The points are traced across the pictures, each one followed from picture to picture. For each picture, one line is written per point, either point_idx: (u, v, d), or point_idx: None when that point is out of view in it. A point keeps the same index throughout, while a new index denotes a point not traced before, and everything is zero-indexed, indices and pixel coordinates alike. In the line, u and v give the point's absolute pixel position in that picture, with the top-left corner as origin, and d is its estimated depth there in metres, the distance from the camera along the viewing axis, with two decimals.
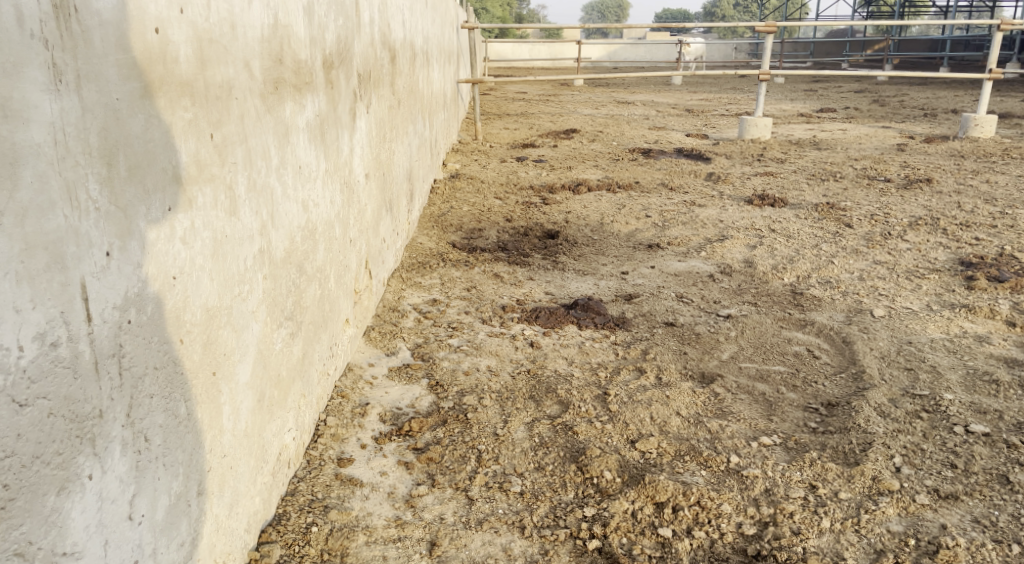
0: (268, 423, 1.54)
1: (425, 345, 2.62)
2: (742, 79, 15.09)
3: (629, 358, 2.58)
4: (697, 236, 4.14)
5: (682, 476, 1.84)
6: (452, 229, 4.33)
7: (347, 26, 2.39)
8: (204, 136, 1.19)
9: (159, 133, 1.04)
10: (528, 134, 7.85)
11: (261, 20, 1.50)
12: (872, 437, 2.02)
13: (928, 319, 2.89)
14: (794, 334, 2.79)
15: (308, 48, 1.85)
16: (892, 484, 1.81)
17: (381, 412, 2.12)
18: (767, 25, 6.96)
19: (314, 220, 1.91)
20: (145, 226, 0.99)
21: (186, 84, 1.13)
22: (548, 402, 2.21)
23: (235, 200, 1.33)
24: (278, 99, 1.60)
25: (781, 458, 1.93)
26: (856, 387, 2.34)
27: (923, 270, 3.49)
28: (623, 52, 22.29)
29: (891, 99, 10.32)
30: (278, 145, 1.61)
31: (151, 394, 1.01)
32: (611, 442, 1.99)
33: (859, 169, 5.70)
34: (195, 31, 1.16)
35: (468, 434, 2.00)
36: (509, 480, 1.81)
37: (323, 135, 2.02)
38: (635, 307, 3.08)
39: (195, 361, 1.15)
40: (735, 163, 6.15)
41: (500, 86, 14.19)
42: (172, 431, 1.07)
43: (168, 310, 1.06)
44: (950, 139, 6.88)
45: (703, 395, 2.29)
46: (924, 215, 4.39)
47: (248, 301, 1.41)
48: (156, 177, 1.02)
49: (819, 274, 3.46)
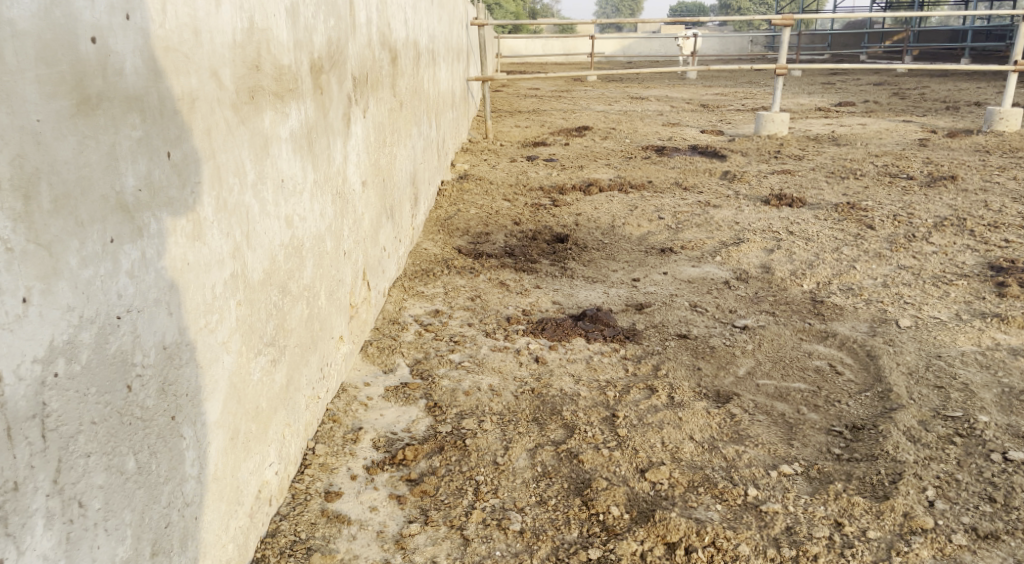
0: (243, 461, 1.42)
1: (424, 362, 2.49)
2: (759, 73, 14.81)
3: (640, 374, 2.43)
4: (712, 239, 3.97)
5: (696, 512, 1.71)
6: (458, 233, 4.20)
7: (340, 27, 2.26)
8: (158, 156, 1.07)
9: (98, 156, 0.91)
10: (539, 132, 7.70)
11: (234, 22, 1.37)
12: (901, 466, 1.87)
13: (957, 330, 2.72)
14: (814, 347, 2.64)
15: (291, 52, 1.73)
16: (926, 521, 1.66)
17: (375, 438, 2.00)
18: (785, 18, 6.76)
19: (300, 237, 1.79)
20: (78, 263, 0.86)
21: (134, 98, 1.00)
22: (552, 426, 2.08)
23: (200, 222, 1.21)
24: (254, 109, 1.48)
25: (803, 491, 1.80)
26: (882, 408, 2.19)
27: (950, 275, 3.32)
28: (638, 47, 21.98)
29: (912, 92, 10.05)
30: (256, 159, 1.49)
31: (88, 452, 0.89)
32: (619, 472, 1.86)
33: (880, 166, 5.51)
34: (146, 39, 1.03)
35: (466, 463, 1.87)
36: (508, 517, 1.68)
37: (310, 144, 1.89)
38: (646, 318, 2.94)
39: (148, 408, 1.03)
40: (752, 161, 5.97)
41: (512, 83, 14.02)
42: (117, 490, 0.95)
43: (110, 355, 0.93)
44: (974, 133, 6.65)
45: (719, 417, 2.15)
46: (950, 215, 4.21)
47: (218, 331, 1.29)
48: (94, 207, 0.90)
49: (840, 281, 3.30)
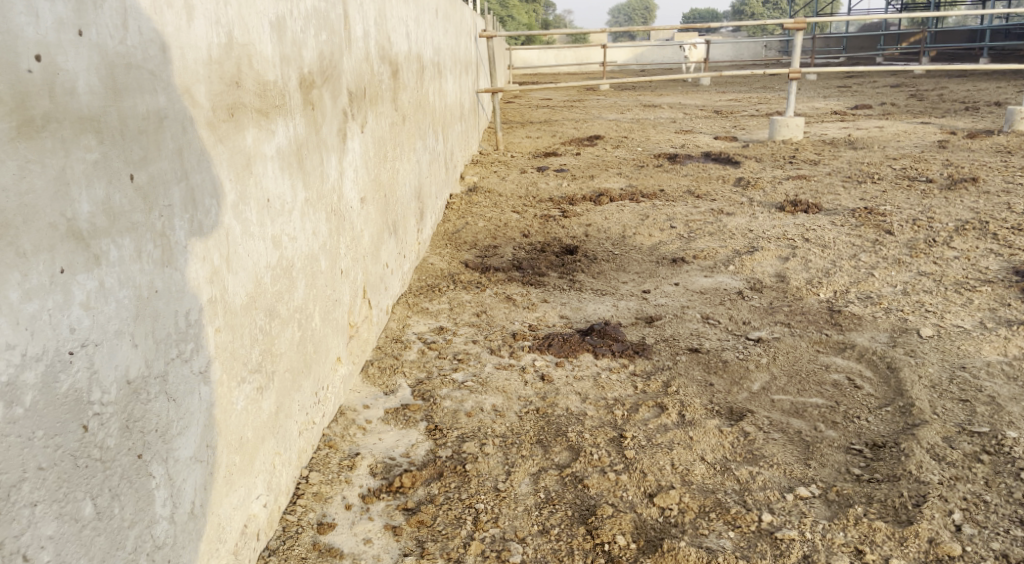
0: (226, 496, 1.36)
1: (427, 382, 2.42)
2: (773, 78, 14.66)
3: (650, 392, 2.34)
4: (725, 248, 3.87)
5: (707, 540, 1.62)
6: (466, 247, 4.14)
7: (333, 41, 2.21)
8: (119, 178, 1.01)
9: (43, 181, 0.86)
10: (550, 143, 7.64)
11: (209, 37, 1.31)
12: (925, 488, 1.76)
13: (983, 339, 2.60)
14: (832, 360, 2.53)
15: (277, 68, 1.67)
16: (954, 548, 1.56)
17: (372, 464, 1.93)
18: (796, 21, 6.67)
19: (289, 257, 1.73)
20: (20, 297, 0.82)
21: (88, 118, 0.95)
22: (557, 448, 1.99)
23: (171, 248, 1.15)
24: (235, 126, 1.42)
25: (821, 515, 1.70)
26: (904, 424, 2.08)
27: (974, 281, 3.19)
28: (651, 54, 21.85)
29: (930, 93, 9.88)
30: (236, 179, 1.43)
31: (33, 502, 0.85)
32: (626, 497, 1.77)
33: (898, 169, 5.38)
34: (105, 57, 0.98)
35: (465, 490, 1.80)
36: (508, 548, 1.60)
37: (300, 160, 1.83)
38: (657, 332, 2.85)
39: (109, 448, 0.98)
40: (766, 167, 5.86)
41: (524, 94, 13.98)
42: (70, 539, 0.91)
43: (61, 395, 0.89)
44: (994, 133, 6.50)
45: (732, 435, 2.05)
46: (971, 218, 4.08)
47: (194, 361, 1.22)
48: (39, 235, 0.85)
49: (858, 289, 3.19)
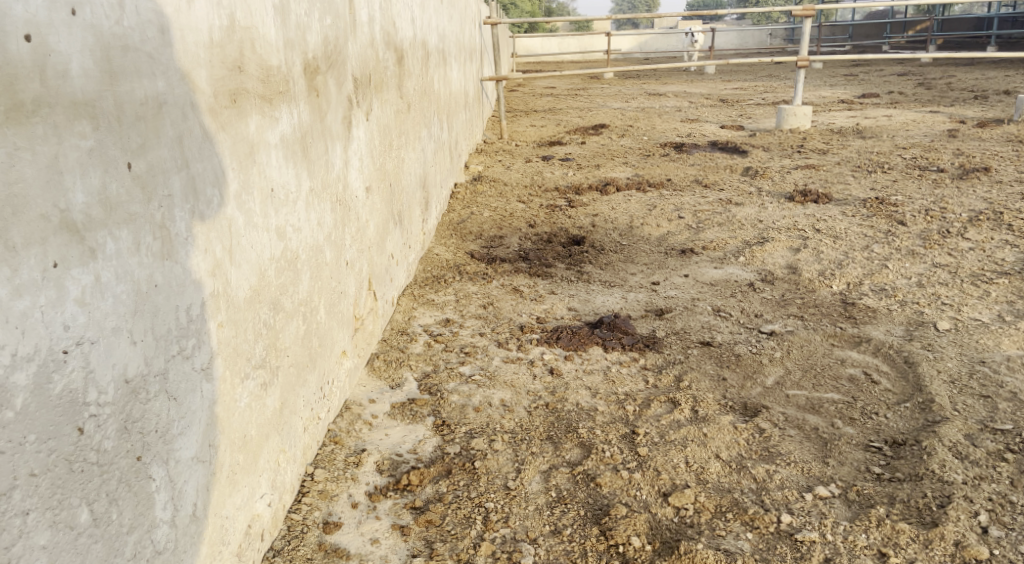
0: (229, 496, 1.31)
1: (433, 376, 2.37)
2: (778, 66, 14.52)
3: (661, 387, 2.28)
4: (735, 239, 3.80)
5: (724, 542, 1.57)
6: (471, 237, 4.08)
7: (338, 26, 2.14)
8: (115, 166, 0.95)
9: (33, 170, 0.81)
10: (555, 131, 7.55)
11: (210, 19, 1.25)
12: (949, 488, 1.71)
13: (1002, 333, 2.54)
14: (847, 354, 2.47)
15: (280, 53, 1.60)
16: (981, 551, 1.51)
17: (378, 461, 1.89)
18: (805, 8, 6.56)
19: (294, 249, 1.67)
20: (10, 293, 0.77)
21: (83, 102, 0.89)
22: (568, 445, 1.95)
23: (171, 240, 1.10)
24: (237, 113, 1.36)
25: (841, 516, 1.65)
26: (924, 421, 2.02)
27: (990, 273, 3.13)
28: (654, 41, 21.65)
29: (938, 81, 9.79)
30: (239, 168, 1.37)
31: (25, 510, 0.80)
32: (640, 496, 1.73)
33: (909, 158, 5.30)
34: (99, 37, 0.92)
35: (475, 488, 1.76)
36: (519, 549, 1.56)
37: (304, 149, 1.77)
38: (667, 324, 2.79)
39: (106, 451, 0.93)
40: (774, 156, 5.78)
41: (527, 82, 13.88)
42: (66, 548, 0.86)
43: (54, 396, 0.84)
44: (1005, 122, 6.41)
45: (747, 432, 2.00)
46: (985, 208, 4.01)
47: (195, 357, 1.17)
48: (30, 228, 0.80)
49: (872, 281, 3.12)
